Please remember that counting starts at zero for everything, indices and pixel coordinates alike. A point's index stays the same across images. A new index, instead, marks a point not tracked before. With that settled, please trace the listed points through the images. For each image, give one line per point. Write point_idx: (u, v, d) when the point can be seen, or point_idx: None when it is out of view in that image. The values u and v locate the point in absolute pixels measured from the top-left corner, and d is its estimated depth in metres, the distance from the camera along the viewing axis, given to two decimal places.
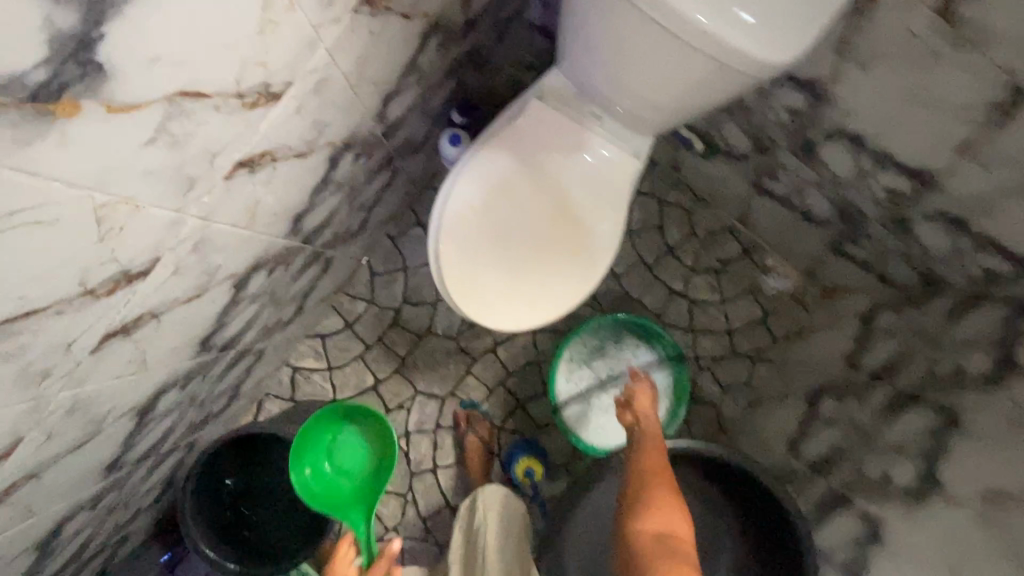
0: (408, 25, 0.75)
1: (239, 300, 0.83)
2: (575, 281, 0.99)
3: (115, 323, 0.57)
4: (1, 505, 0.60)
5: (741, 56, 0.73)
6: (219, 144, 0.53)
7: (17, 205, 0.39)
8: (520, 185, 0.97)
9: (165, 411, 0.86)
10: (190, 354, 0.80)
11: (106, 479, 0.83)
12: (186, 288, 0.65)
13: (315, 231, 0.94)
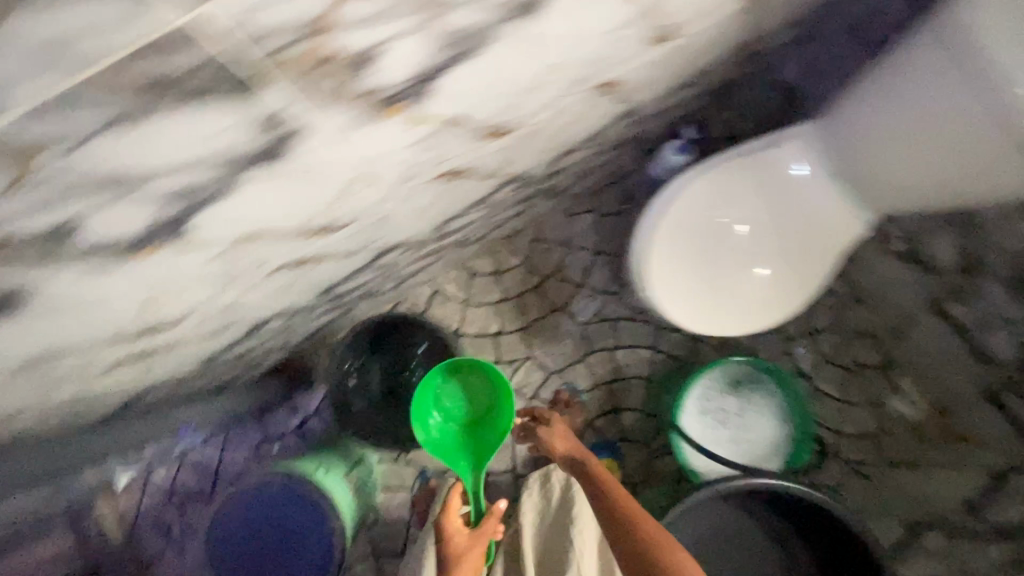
0: (746, 31, 0.83)
1: (485, 200, 0.93)
2: (758, 316, 1.03)
3: (458, 166, 0.67)
4: (294, 271, 0.70)
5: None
6: (622, 58, 0.62)
7: (547, 32, 0.47)
8: (746, 203, 1.03)
9: (379, 265, 0.96)
10: (433, 225, 0.90)
11: (314, 298, 0.93)
12: (494, 165, 0.75)
13: (554, 173, 1.03)
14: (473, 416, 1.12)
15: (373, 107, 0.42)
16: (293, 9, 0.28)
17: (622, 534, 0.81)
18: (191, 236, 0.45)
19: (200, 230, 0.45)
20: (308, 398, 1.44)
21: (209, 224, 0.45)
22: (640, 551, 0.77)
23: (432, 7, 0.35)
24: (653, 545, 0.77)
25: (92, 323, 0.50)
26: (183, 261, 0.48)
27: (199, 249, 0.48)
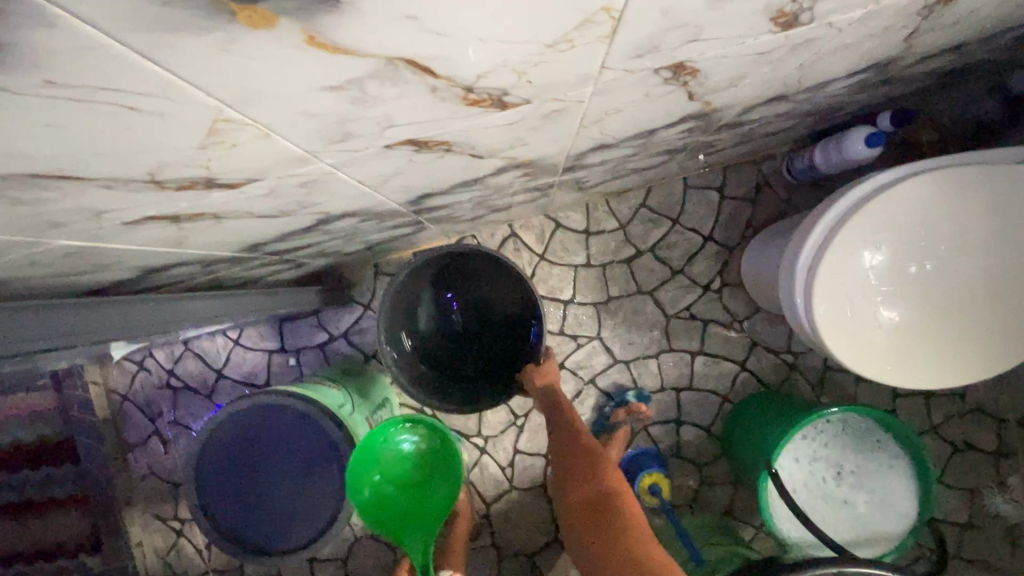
0: None
1: (647, 135, 0.70)
2: (922, 369, 0.85)
3: (694, 62, 0.44)
4: (409, 157, 0.49)
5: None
6: None
7: None
8: (964, 227, 0.82)
9: (486, 184, 0.75)
10: (576, 151, 0.68)
11: (399, 205, 0.73)
12: (716, 81, 0.52)
13: (727, 126, 0.80)
14: (414, 485, 1.00)
15: None
16: None
17: (606, 522, 0.76)
18: (335, 22, 0.24)
19: (354, 15, 0.24)
20: (339, 316, 1.26)
21: (375, 9, 0.24)
22: (620, 560, 0.69)
23: None
24: (622, 520, 0.75)
25: (127, 141, 0.30)
26: (301, 71, 0.28)
27: (332, 58, 0.27)
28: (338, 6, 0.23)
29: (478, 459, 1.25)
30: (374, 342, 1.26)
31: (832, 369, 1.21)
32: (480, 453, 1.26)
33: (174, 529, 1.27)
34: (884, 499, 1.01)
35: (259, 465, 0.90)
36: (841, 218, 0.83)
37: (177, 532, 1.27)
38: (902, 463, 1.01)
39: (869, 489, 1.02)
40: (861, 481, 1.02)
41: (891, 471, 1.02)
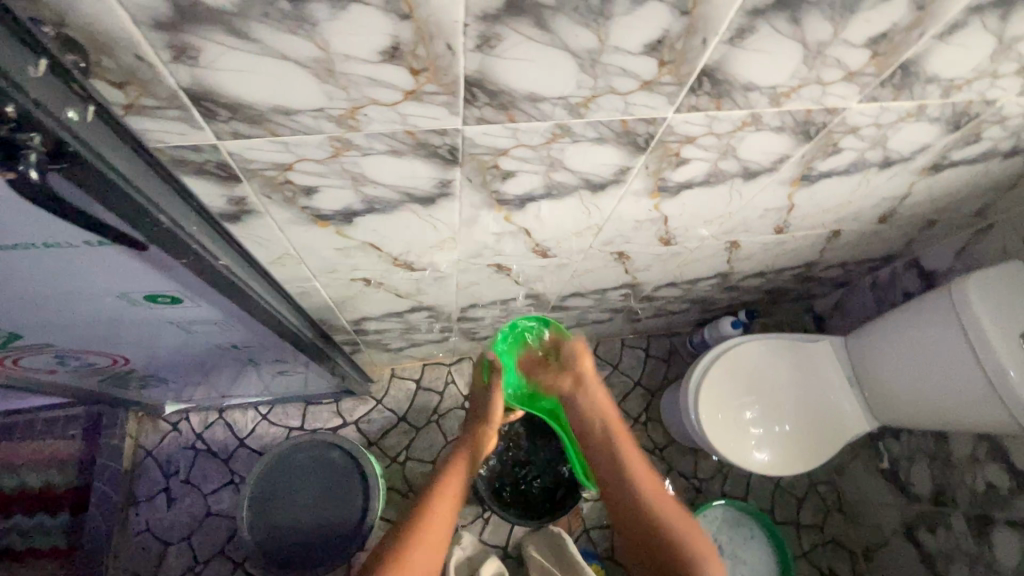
0: (815, 254, 1.20)
1: (603, 292, 1.23)
2: (767, 466, 1.27)
3: (626, 251, 0.98)
4: (489, 272, 0.97)
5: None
6: (755, 227, 0.96)
7: (741, 192, 0.81)
8: (781, 373, 1.32)
9: (507, 307, 1.22)
10: (562, 293, 1.18)
11: (455, 310, 1.19)
12: (639, 263, 1.06)
13: (649, 298, 1.34)
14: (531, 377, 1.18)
15: (650, 187, 0.74)
16: (686, 123, 0.61)
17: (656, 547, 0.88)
18: (513, 210, 0.74)
19: (518, 209, 0.74)
20: (352, 406, 1.57)
21: (528, 210, 0.75)
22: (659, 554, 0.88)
23: (719, 150, 0.68)
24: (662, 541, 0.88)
25: (414, 234, 0.77)
26: (489, 222, 0.77)
27: (504, 220, 0.77)
28: (517, 206, 0.73)
29: None
30: (378, 430, 1.55)
31: (726, 494, 1.60)
32: None
33: None
34: (758, 563, 1.37)
35: (293, 495, 1.14)
36: (708, 361, 1.32)
37: None
38: (760, 531, 1.40)
39: (748, 555, 1.38)
40: (741, 549, 1.38)
41: (758, 535, 1.40)
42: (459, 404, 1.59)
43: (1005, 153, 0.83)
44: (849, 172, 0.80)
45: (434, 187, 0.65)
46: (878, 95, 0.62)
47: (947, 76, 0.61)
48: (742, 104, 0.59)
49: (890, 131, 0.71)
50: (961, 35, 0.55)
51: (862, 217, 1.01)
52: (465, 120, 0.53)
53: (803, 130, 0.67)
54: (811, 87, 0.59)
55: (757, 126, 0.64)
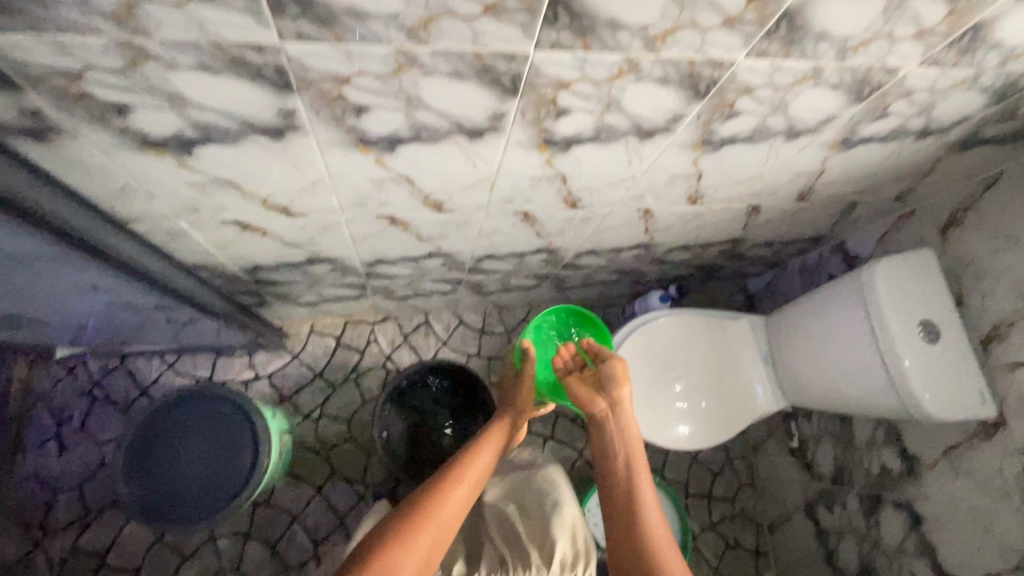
0: (739, 230, 1.17)
1: (521, 255, 1.17)
2: (673, 441, 1.27)
3: (531, 211, 0.92)
4: (382, 224, 0.91)
5: (917, 402, 0.95)
6: (667, 196, 0.92)
7: (640, 153, 0.76)
8: (696, 351, 1.31)
9: (418, 265, 1.16)
10: (475, 253, 1.13)
11: (361, 264, 1.12)
12: (550, 225, 1.00)
13: (573, 266, 1.30)
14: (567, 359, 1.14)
15: (536, 138, 0.68)
16: (555, 67, 0.55)
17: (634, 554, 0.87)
18: (384, 153, 0.68)
19: (389, 152, 0.68)
20: (267, 359, 1.51)
21: (402, 154, 0.69)
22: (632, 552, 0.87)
23: (603, 102, 0.62)
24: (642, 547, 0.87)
25: (275, 173, 0.70)
26: (359, 165, 0.70)
27: (376, 165, 0.70)
28: (385, 149, 0.67)
29: (355, 502, 1.43)
30: (292, 387, 1.50)
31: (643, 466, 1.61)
32: (358, 497, 1.43)
33: (34, 536, 1.29)
34: None
35: (179, 447, 1.11)
36: (625, 335, 1.30)
37: (36, 541, 1.28)
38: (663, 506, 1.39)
39: None
40: None
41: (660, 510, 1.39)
42: (380, 364, 1.56)
43: (916, 134, 0.80)
44: (754, 139, 0.76)
45: (276, 117, 0.58)
46: (768, 50, 0.56)
47: (841, 36, 0.56)
48: (615, 47, 0.53)
49: (788, 96, 0.66)
50: None
51: (778, 193, 0.97)
52: (281, 34, 0.46)
53: (691, 86, 0.61)
54: (690, 36, 0.53)
55: (637, 77, 0.58)
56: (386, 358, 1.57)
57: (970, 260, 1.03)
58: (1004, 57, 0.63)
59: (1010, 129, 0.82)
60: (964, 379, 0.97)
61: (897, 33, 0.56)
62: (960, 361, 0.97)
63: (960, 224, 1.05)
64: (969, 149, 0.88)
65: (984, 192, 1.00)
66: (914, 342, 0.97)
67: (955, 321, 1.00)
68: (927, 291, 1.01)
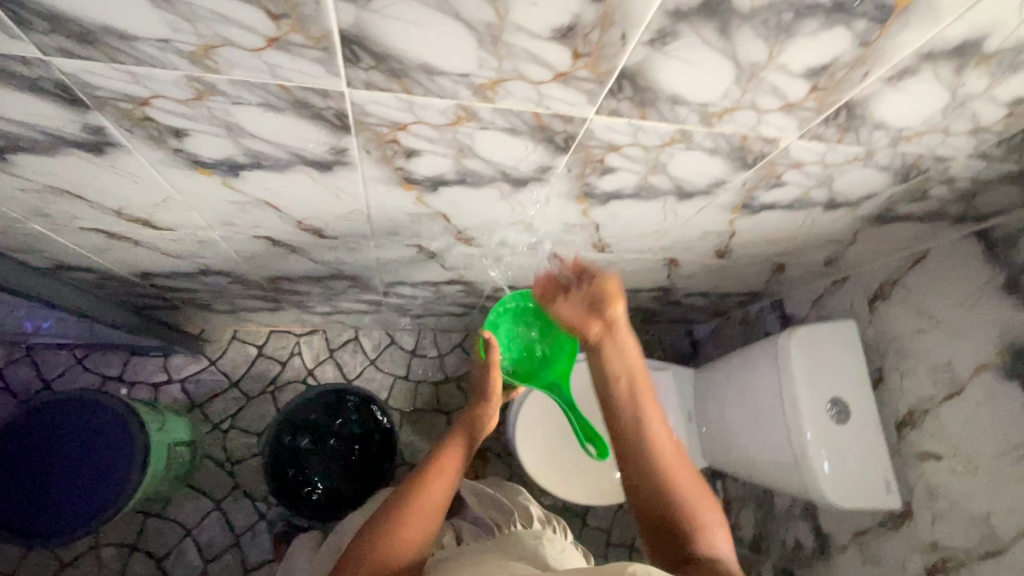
0: (665, 279, 1.12)
1: (435, 284, 1.13)
2: (584, 493, 1.20)
3: (425, 244, 0.88)
4: (266, 244, 0.87)
5: (816, 485, 0.90)
6: (569, 242, 0.87)
7: (519, 200, 0.71)
8: None
9: (327, 284, 1.12)
10: (384, 278, 1.08)
11: (264, 279, 1.08)
12: (453, 259, 0.96)
13: (497, 297, 1.25)
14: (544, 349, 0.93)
15: (396, 176, 0.64)
16: (381, 108, 0.50)
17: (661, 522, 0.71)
18: (229, 176, 0.63)
19: (234, 176, 0.63)
20: (184, 362, 1.46)
21: (251, 178, 0.64)
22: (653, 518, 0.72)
23: (456, 147, 0.58)
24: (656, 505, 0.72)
25: (116, 186, 0.65)
26: (207, 186, 0.66)
27: (227, 187, 0.66)
28: (228, 172, 0.63)
29: (255, 522, 1.37)
30: (205, 393, 1.45)
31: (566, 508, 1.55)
32: (259, 517, 1.38)
33: None
34: None
35: (49, 453, 1.05)
36: None
37: None
38: None
39: None
40: None
41: None
42: (301, 377, 1.51)
43: (823, 205, 0.75)
44: (643, 196, 0.71)
45: (85, 132, 0.53)
46: (619, 110, 0.51)
47: (699, 102, 0.50)
48: (440, 92, 0.48)
49: (664, 157, 0.61)
50: (683, 48, 0.43)
51: (692, 248, 0.93)
52: (43, 49, 0.42)
53: (548, 139, 0.57)
54: (524, 88, 0.48)
55: (481, 124, 0.53)
56: (309, 371, 1.52)
57: (893, 337, 0.98)
58: (893, 138, 0.58)
59: (924, 209, 0.77)
60: (870, 465, 0.92)
61: (762, 105, 0.51)
62: (867, 446, 0.92)
63: (886, 298, 1.00)
64: (887, 223, 0.84)
65: (910, 268, 0.96)
66: (822, 421, 0.92)
67: (869, 399, 0.95)
68: (844, 365, 0.96)
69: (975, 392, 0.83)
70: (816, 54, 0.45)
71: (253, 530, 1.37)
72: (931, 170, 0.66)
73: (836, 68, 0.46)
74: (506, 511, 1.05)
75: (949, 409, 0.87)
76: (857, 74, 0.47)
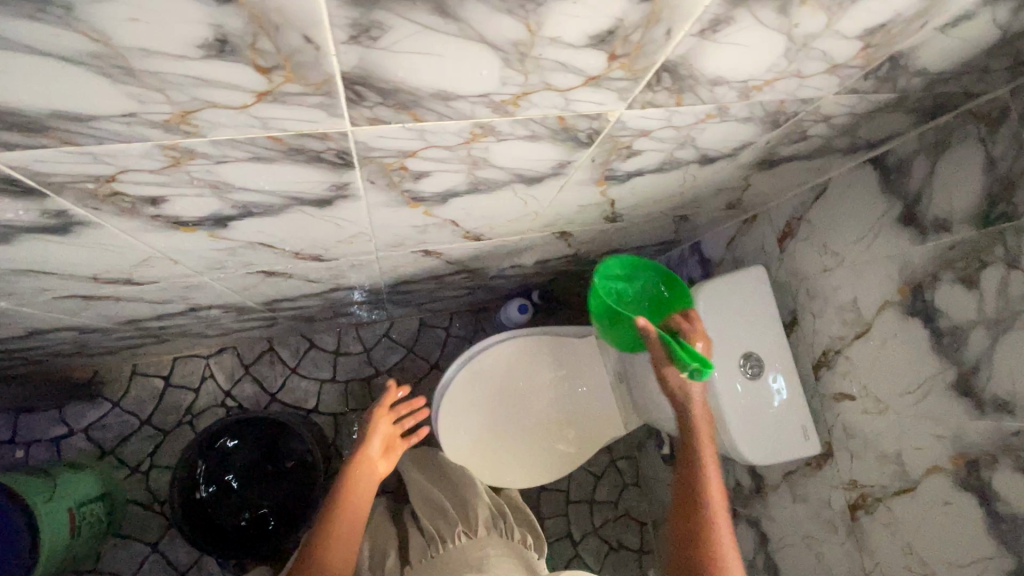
0: (567, 247, 1.03)
1: (319, 293, 1.02)
2: (525, 475, 1.18)
3: (272, 269, 0.76)
4: (81, 301, 0.74)
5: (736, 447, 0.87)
6: (433, 240, 0.76)
7: (341, 217, 0.59)
8: (544, 375, 1.18)
9: (198, 313, 1.01)
10: (258, 299, 0.97)
11: (117, 323, 0.95)
12: (317, 275, 0.85)
13: (398, 290, 1.15)
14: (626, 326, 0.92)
15: (166, 223, 0.52)
16: (64, 167, 0.38)
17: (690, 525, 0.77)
18: None
19: None
20: (82, 411, 1.34)
21: None
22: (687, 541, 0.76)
23: (212, 186, 0.46)
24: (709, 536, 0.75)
25: None
26: None
27: None
28: None
29: (197, 557, 1.31)
30: (114, 438, 1.34)
31: None
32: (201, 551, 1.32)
33: None
34: None
35: None
36: (457, 371, 1.17)
37: None
38: None
39: None
40: None
41: None
42: (218, 401, 1.41)
43: (698, 161, 0.65)
44: (485, 187, 0.60)
45: None
46: (381, 117, 0.40)
47: (477, 94, 0.39)
48: (124, 138, 0.36)
49: (480, 152, 0.50)
50: (404, 40, 0.32)
51: (577, 220, 0.83)
52: None
53: (323, 161, 0.45)
54: (235, 116, 0.36)
55: (217, 159, 0.41)
56: (227, 393, 1.42)
57: (803, 277, 0.92)
58: (742, 91, 0.48)
59: (809, 148, 0.69)
60: (787, 416, 0.89)
61: (561, 84, 0.40)
62: (781, 397, 0.89)
63: (794, 235, 0.93)
64: (777, 165, 0.75)
65: (815, 200, 0.89)
66: (736, 379, 0.87)
67: (780, 346, 0.91)
68: (751, 315, 0.91)
69: (881, 331, 0.79)
70: (593, 18, 0.33)
71: (197, 565, 1.31)
72: (800, 113, 0.57)
73: (627, 31, 0.35)
74: (451, 520, 0.95)
75: (859, 349, 0.83)
76: (658, 33, 0.36)
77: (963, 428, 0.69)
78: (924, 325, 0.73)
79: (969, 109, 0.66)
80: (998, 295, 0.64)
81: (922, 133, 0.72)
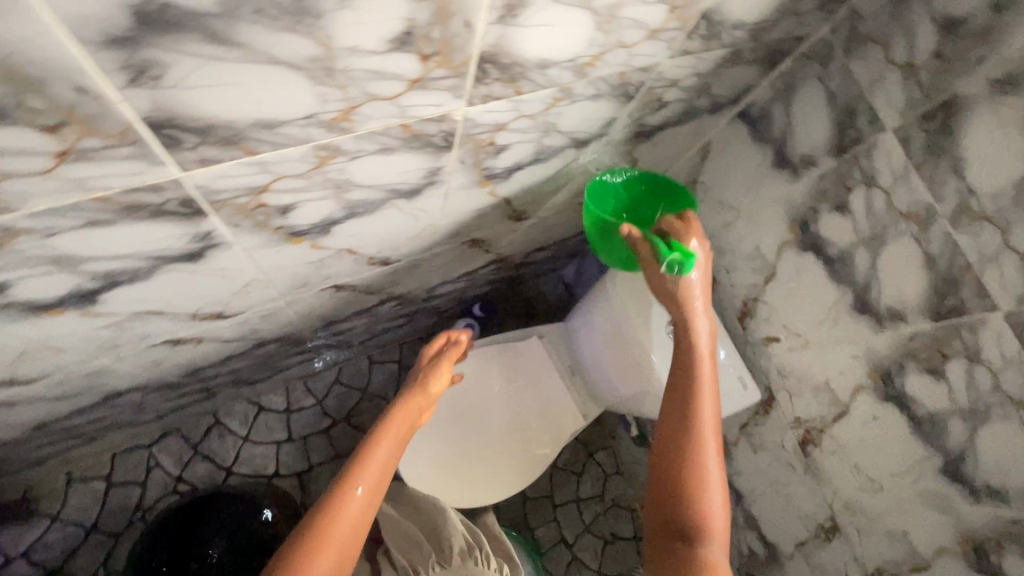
0: (486, 254, 1.04)
1: (243, 352, 0.98)
2: (502, 489, 1.15)
3: (176, 336, 0.73)
4: None
5: None
6: (337, 273, 0.75)
7: (222, 267, 0.58)
8: (495, 386, 1.17)
9: (118, 401, 0.95)
10: (178, 372, 0.93)
11: (28, 429, 0.89)
12: (230, 333, 0.82)
13: (328, 333, 1.12)
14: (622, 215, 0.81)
15: (24, 310, 0.49)
16: None
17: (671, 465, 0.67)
18: None
19: None
20: (19, 533, 1.24)
21: None
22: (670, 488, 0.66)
23: (58, 262, 0.44)
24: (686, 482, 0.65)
25: None
26: None
27: None
28: None
29: None
30: (61, 554, 1.25)
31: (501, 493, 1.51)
32: None
33: None
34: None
35: None
36: None
37: None
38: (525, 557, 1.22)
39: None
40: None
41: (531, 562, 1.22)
42: (171, 489, 1.33)
43: (571, 145, 0.67)
44: (365, 208, 0.59)
45: None
46: (210, 157, 0.39)
47: (302, 116, 0.39)
48: None
49: (338, 174, 0.50)
50: (191, 75, 0.32)
51: (480, 225, 0.84)
52: None
53: (170, 212, 0.44)
54: (48, 182, 0.35)
55: (49, 232, 0.40)
56: (177, 478, 1.34)
57: (711, 236, 0.96)
58: (576, 69, 0.50)
59: (674, 113, 0.73)
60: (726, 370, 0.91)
61: (386, 92, 0.41)
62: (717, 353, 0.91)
63: (694, 199, 0.97)
64: (654, 135, 0.78)
65: (702, 162, 0.93)
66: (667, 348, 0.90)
67: None
68: None
69: (786, 270, 0.83)
70: (382, 22, 0.34)
71: None
72: (646, 81, 0.59)
73: (424, 29, 0.36)
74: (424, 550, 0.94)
75: (773, 291, 0.87)
76: (458, 26, 0.37)
77: (872, 343, 0.73)
78: (818, 256, 0.77)
79: (804, 52, 0.71)
80: (869, 214, 0.68)
81: (773, 81, 0.77)
